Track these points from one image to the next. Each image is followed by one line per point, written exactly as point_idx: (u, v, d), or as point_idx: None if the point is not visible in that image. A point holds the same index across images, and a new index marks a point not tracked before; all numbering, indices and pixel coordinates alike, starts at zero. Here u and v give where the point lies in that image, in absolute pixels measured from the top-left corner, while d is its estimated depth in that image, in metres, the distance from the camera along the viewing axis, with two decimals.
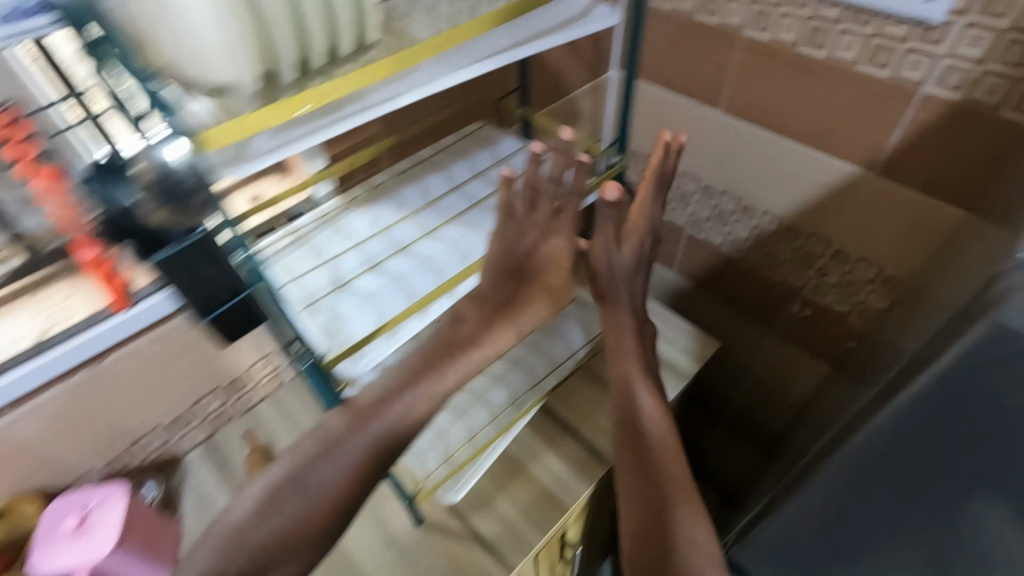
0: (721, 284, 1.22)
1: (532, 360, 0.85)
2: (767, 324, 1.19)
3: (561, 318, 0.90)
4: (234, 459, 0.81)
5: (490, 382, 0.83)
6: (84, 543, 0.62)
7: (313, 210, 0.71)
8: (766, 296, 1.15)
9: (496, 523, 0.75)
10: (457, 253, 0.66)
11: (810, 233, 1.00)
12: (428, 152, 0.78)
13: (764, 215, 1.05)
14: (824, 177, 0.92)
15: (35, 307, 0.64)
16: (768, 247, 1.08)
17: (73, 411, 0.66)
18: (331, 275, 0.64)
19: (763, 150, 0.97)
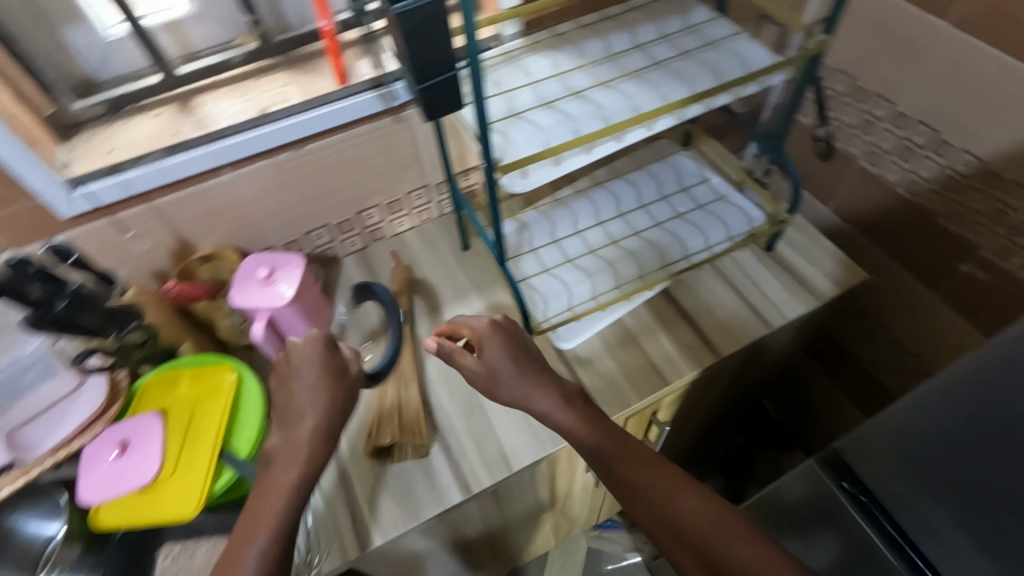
0: (882, 228, 1.12)
1: (666, 244, 0.86)
2: (924, 280, 1.09)
3: (704, 213, 0.89)
4: (381, 270, 0.92)
5: (622, 254, 0.85)
6: (270, 291, 0.75)
7: (498, 47, 0.75)
8: (934, 249, 1.05)
9: (598, 377, 0.79)
10: (629, 104, 0.67)
11: (1014, 181, 0.88)
12: (619, 9, 0.77)
13: (962, 154, 0.93)
14: None
15: (262, 87, 0.74)
16: (955, 191, 0.97)
17: (274, 183, 0.78)
18: (507, 104, 0.68)
19: (987, 74, 0.84)
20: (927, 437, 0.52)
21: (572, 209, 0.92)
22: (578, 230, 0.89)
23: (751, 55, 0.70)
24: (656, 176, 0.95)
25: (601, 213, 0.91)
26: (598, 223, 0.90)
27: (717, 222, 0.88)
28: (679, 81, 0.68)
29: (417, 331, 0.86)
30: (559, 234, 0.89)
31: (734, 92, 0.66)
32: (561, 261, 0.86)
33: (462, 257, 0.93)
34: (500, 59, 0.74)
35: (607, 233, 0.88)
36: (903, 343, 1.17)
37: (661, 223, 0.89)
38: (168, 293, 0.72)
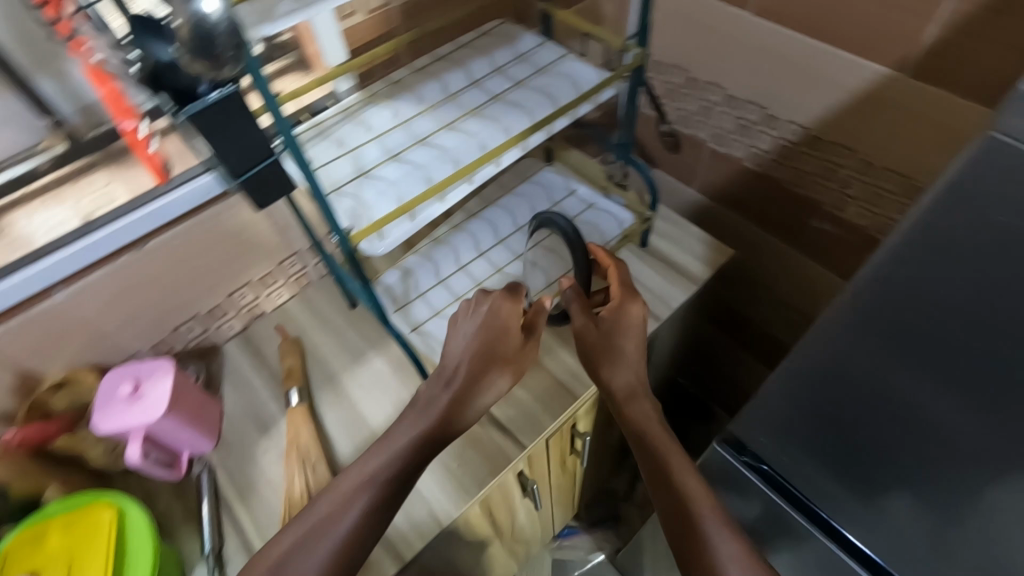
0: (742, 198, 1.21)
1: (548, 262, 0.88)
2: (786, 240, 1.19)
3: (578, 224, 0.92)
4: (267, 349, 0.87)
5: (508, 281, 0.86)
6: (137, 408, 0.69)
7: (335, 106, 0.73)
8: (787, 211, 1.15)
9: (508, 409, 0.80)
10: (474, 141, 0.67)
11: (834, 141, 0.98)
12: (448, 49, 0.78)
13: (788, 124, 1.02)
14: (851, 80, 0.89)
15: (81, 191, 0.70)
16: (791, 158, 1.06)
17: (121, 289, 0.72)
18: (354, 163, 0.67)
19: (790, 53, 0.93)
20: (793, 416, 0.58)
21: (453, 245, 0.92)
22: (463, 265, 0.89)
23: (576, 76, 0.73)
24: (527, 196, 0.97)
25: (481, 243, 0.91)
26: (480, 254, 0.90)
27: (591, 230, 0.91)
28: (519, 110, 0.69)
29: (319, 405, 0.82)
30: (444, 274, 0.88)
31: (571, 114, 0.69)
32: (451, 300, 0.85)
33: (351, 317, 0.90)
34: (337, 116, 0.72)
35: (490, 263, 0.89)
36: (783, 298, 1.27)
37: None
38: (11, 442, 0.65)
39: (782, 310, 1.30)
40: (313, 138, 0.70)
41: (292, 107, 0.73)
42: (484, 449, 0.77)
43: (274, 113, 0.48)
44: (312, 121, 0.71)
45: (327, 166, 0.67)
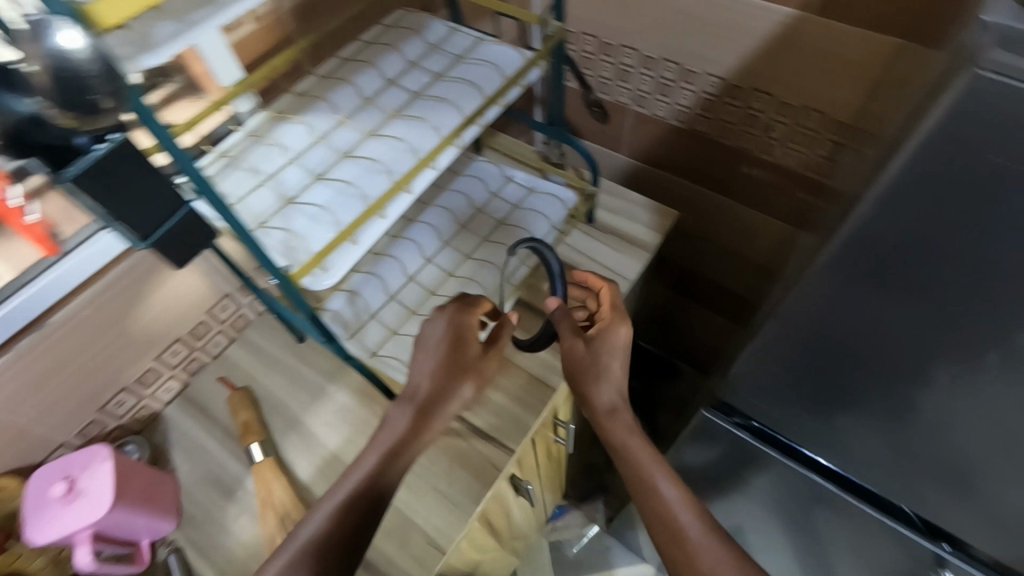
0: (671, 158, 1.21)
1: (501, 256, 0.84)
2: (719, 191, 1.21)
3: (523, 211, 0.89)
4: (213, 406, 0.79)
5: (464, 284, 0.82)
6: (75, 507, 0.61)
7: (238, 129, 0.66)
8: (716, 163, 1.16)
9: (489, 416, 0.77)
10: (403, 147, 0.62)
11: (753, 89, 0.99)
12: (355, 50, 0.72)
13: (706, 78, 1.02)
14: (762, 27, 0.89)
15: None
16: (714, 111, 1.07)
17: (29, 379, 0.63)
18: (274, 190, 0.60)
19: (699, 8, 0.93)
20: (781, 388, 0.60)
21: (397, 256, 0.86)
22: (412, 275, 0.84)
23: (501, 59, 0.69)
24: (464, 190, 0.92)
25: (426, 248, 0.86)
26: (428, 261, 0.85)
27: (538, 216, 0.88)
28: (445, 105, 0.65)
29: (286, 455, 0.76)
30: (393, 288, 0.83)
31: (501, 102, 0.65)
32: (407, 315, 0.80)
33: (301, 352, 0.83)
34: (247, 140, 0.65)
35: (440, 268, 0.85)
36: (724, 245, 1.31)
37: (488, 237, 0.87)
38: None
39: (725, 258, 1.33)
40: (222, 170, 0.62)
41: (189, 139, 0.64)
42: (471, 464, 0.74)
43: (172, 151, 0.42)
44: (217, 151, 0.63)
45: (245, 199, 0.60)
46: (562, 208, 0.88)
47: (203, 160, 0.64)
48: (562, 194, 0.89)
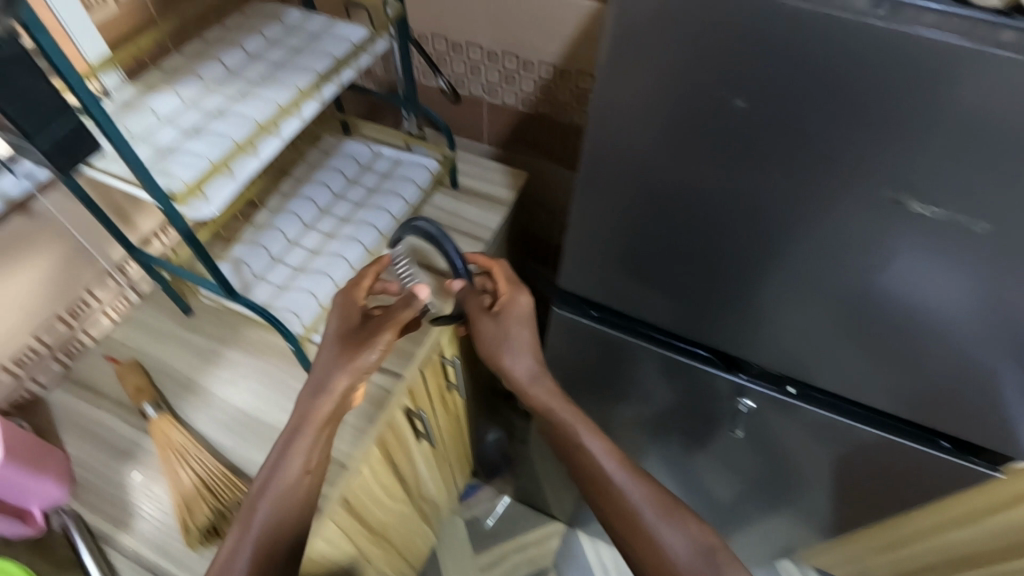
0: (534, 116, 1.26)
1: (373, 215, 0.90)
2: (568, 162, 1.32)
3: (392, 177, 0.95)
4: (104, 382, 0.77)
5: (341, 241, 0.87)
6: None
7: (108, 100, 0.67)
8: (557, 139, 1.28)
9: None
10: (281, 95, 0.68)
11: (580, 72, 1.13)
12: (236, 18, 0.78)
13: (541, 66, 1.15)
14: (570, 17, 1.05)
15: None
16: (552, 94, 1.20)
17: None
18: (174, 127, 0.65)
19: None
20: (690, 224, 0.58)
21: (276, 222, 0.89)
22: (293, 240, 0.87)
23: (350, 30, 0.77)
24: (335, 164, 0.97)
25: (303, 216, 0.89)
26: (308, 228, 0.88)
27: (405, 180, 0.95)
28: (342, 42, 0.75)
29: (195, 426, 0.75)
30: (277, 253, 0.85)
31: (372, 51, 0.76)
32: (291, 274, 0.83)
33: (190, 324, 0.84)
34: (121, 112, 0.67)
35: (320, 232, 0.88)
36: None
37: (357, 201, 0.92)
38: None
39: None
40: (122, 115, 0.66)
41: None
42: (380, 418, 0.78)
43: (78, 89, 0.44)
44: (115, 99, 0.67)
45: (144, 135, 0.64)
46: (426, 171, 0.96)
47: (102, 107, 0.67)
48: (424, 160, 0.97)
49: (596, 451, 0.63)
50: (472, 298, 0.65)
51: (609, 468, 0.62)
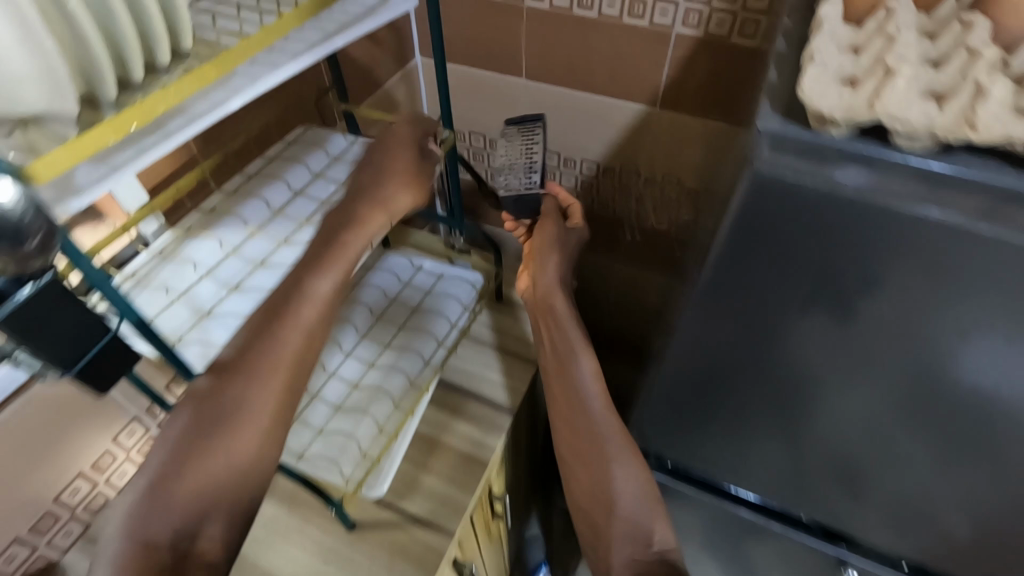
0: (575, 209, 1.21)
1: (417, 341, 0.83)
2: (610, 253, 1.25)
3: (435, 295, 0.89)
4: None
5: (384, 373, 0.80)
6: None
7: (145, 249, 0.63)
8: (599, 232, 1.23)
9: (426, 500, 0.74)
10: None
11: (623, 170, 1.08)
12: (281, 147, 0.75)
13: (583, 163, 1.11)
14: (617, 120, 1.01)
15: None
16: (595, 190, 1.15)
17: None
18: (214, 282, 0.61)
19: (551, 100, 1.04)
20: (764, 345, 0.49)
21: (315, 351, 0.82)
22: (332, 371, 0.80)
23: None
24: (374, 282, 0.91)
25: (344, 343, 0.83)
26: (346, 355, 0.82)
27: (450, 298, 0.89)
28: None
29: None
30: (313, 387, 0.78)
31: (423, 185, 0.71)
32: (331, 412, 0.76)
33: None
34: (157, 260, 0.63)
35: (360, 361, 0.81)
36: (621, 299, 1.34)
37: (402, 325, 0.85)
38: None
39: (625, 306, 1.35)
40: (157, 267, 0.62)
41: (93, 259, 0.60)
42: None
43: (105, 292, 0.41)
44: (151, 248, 0.63)
45: (183, 296, 0.60)
46: (471, 288, 0.91)
47: (138, 259, 0.63)
48: (469, 276, 0.92)
49: (582, 366, 0.71)
50: (549, 214, 0.74)
51: (585, 366, 0.71)
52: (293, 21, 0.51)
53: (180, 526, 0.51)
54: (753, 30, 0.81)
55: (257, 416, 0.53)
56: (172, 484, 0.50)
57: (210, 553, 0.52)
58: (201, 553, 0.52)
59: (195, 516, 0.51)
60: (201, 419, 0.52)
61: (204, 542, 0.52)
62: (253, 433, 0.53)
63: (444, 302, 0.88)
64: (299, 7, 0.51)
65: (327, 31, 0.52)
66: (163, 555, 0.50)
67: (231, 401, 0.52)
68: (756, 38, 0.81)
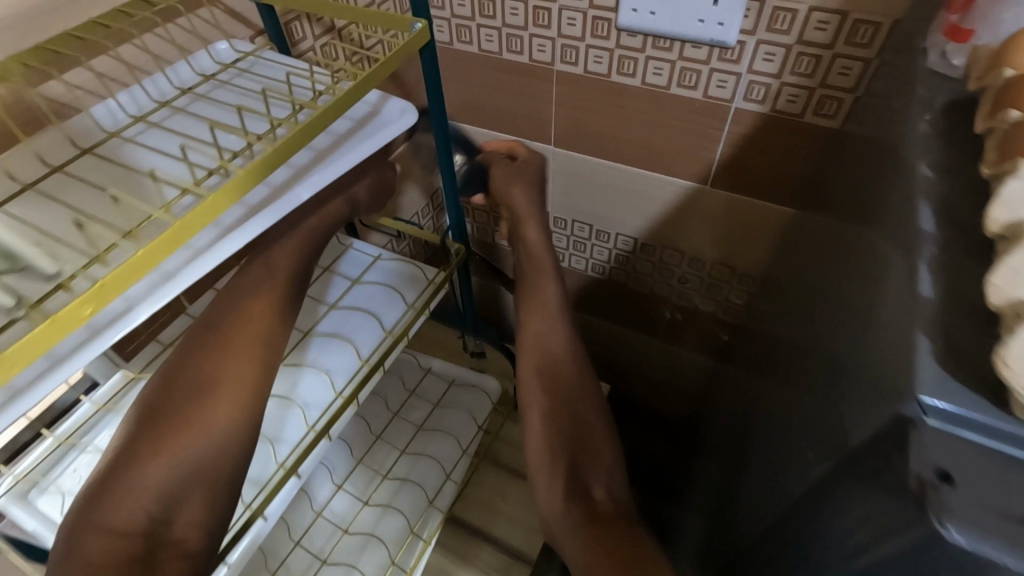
0: (606, 283, 1.07)
1: (421, 472, 0.71)
2: (645, 329, 1.10)
3: (443, 411, 0.77)
4: None
5: (380, 515, 0.68)
6: None
7: (87, 398, 0.52)
8: (632, 308, 1.08)
9: None
10: (295, 413, 0.52)
11: (664, 247, 0.94)
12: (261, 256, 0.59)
13: (618, 237, 0.97)
14: (660, 196, 0.87)
15: None
16: (629, 265, 1.01)
17: None
18: None
19: (583, 170, 0.90)
20: None
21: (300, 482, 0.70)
22: (319, 510, 0.68)
23: (400, 274, 0.62)
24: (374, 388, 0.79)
25: (335, 472, 0.71)
26: (338, 488, 0.70)
27: (461, 415, 0.76)
28: (390, 308, 0.58)
29: None
30: (296, 531, 0.66)
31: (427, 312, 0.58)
32: (314, 568, 0.64)
33: None
34: (103, 414, 0.52)
35: (352, 496, 0.69)
36: (656, 378, 1.17)
37: (404, 449, 0.73)
38: None
39: (657, 386, 1.18)
40: (98, 426, 0.51)
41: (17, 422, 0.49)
42: None
43: None
44: (94, 399, 0.52)
45: None
46: (486, 401, 0.78)
47: (77, 413, 0.52)
48: (484, 382, 0.79)
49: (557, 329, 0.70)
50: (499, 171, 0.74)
51: (560, 346, 0.69)
52: (234, 191, 0.31)
53: (148, 511, 0.41)
54: (833, 109, 0.66)
55: (226, 366, 0.46)
56: (130, 478, 0.41)
57: (183, 539, 0.42)
58: (173, 541, 0.41)
59: (168, 483, 0.42)
60: (151, 418, 0.44)
61: (179, 525, 0.42)
62: (230, 398, 0.45)
63: (452, 421, 0.76)
64: (244, 170, 0.31)
65: (276, 185, 0.39)
66: (130, 542, 0.40)
67: (204, 376, 0.45)
68: (837, 118, 0.67)
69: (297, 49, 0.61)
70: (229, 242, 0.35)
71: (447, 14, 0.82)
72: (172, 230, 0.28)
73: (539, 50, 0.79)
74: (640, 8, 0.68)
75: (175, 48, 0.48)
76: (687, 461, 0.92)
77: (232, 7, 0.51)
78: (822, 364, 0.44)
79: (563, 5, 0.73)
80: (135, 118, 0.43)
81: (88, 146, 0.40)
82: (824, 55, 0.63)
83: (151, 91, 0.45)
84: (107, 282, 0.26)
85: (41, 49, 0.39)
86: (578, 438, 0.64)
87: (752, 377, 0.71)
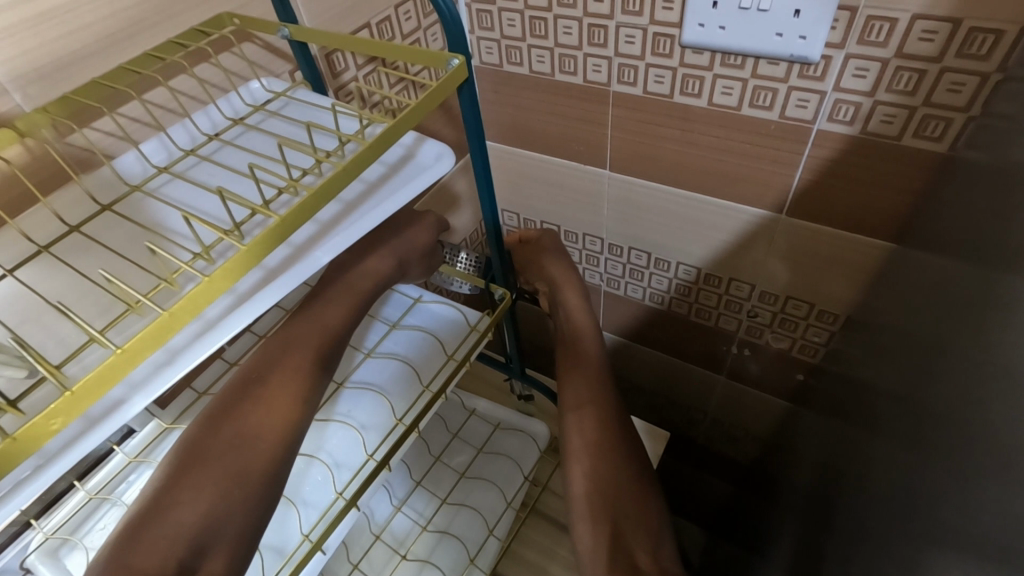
0: (665, 314, 0.99)
1: (463, 525, 0.66)
2: (707, 364, 1.01)
3: (487, 458, 0.72)
4: None
5: (417, 571, 0.62)
6: None
7: (120, 449, 0.50)
8: (694, 342, 1.00)
9: None
10: (326, 475, 0.48)
11: (731, 278, 0.85)
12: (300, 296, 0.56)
13: (678, 266, 0.89)
14: (726, 224, 0.79)
15: None
16: (690, 297, 0.93)
17: None
18: None
19: (640, 196, 0.84)
20: None
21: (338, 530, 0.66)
22: (356, 561, 0.63)
23: (443, 319, 0.58)
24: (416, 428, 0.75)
25: (374, 519, 0.66)
26: (376, 537, 0.65)
27: (506, 464, 0.71)
28: (428, 360, 0.54)
29: None
30: None
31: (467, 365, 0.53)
32: None
33: None
34: (134, 466, 0.49)
35: (390, 548, 0.64)
36: (717, 415, 1.08)
37: (446, 498, 0.68)
38: None
39: (719, 425, 1.09)
40: (130, 481, 0.48)
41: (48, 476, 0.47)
42: None
43: None
44: (126, 451, 0.50)
45: None
46: (533, 449, 0.72)
47: (110, 465, 0.49)
48: (532, 427, 0.74)
49: (603, 394, 0.64)
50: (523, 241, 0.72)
51: (611, 408, 0.63)
52: (237, 268, 0.28)
53: (177, 557, 0.37)
54: (938, 130, 0.57)
55: (267, 411, 0.44)
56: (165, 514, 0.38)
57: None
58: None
59: (204, 524, 0.39)
60: (192, 457, 0.41)
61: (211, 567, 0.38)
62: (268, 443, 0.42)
63: (496, 470, 0.70)
64: (245, 249, 0.28)
65: (297, 245, 0.37)
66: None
67: (247, 419, 0.43)
68: (944, 140, 0.57)
69: (339, 81, 0.58)
70: (238, 314, 0.33)
71: (498, 36, 0.78)
72: (157, 325, 0.26)
73: (595, 70, 0.73)
74: (708, 23, 0.61)
75: (211, 92, 0.46)
76: (750, 513, 0.83)
77: (268, 43, 0.49)
78: (943, 458, 0.36)
79: (621, 22, 0.67)
80: (160, 168, 0.41)
81: (108, 202, 0.39)
82: (930, 69, 0.54)
83: (182, 137, 0.44)
84: (83, 387, 0.24)
85: (69, 101, 0.37)
86: (622, 503, 0.58)
87: (827, 428, 0.62)
